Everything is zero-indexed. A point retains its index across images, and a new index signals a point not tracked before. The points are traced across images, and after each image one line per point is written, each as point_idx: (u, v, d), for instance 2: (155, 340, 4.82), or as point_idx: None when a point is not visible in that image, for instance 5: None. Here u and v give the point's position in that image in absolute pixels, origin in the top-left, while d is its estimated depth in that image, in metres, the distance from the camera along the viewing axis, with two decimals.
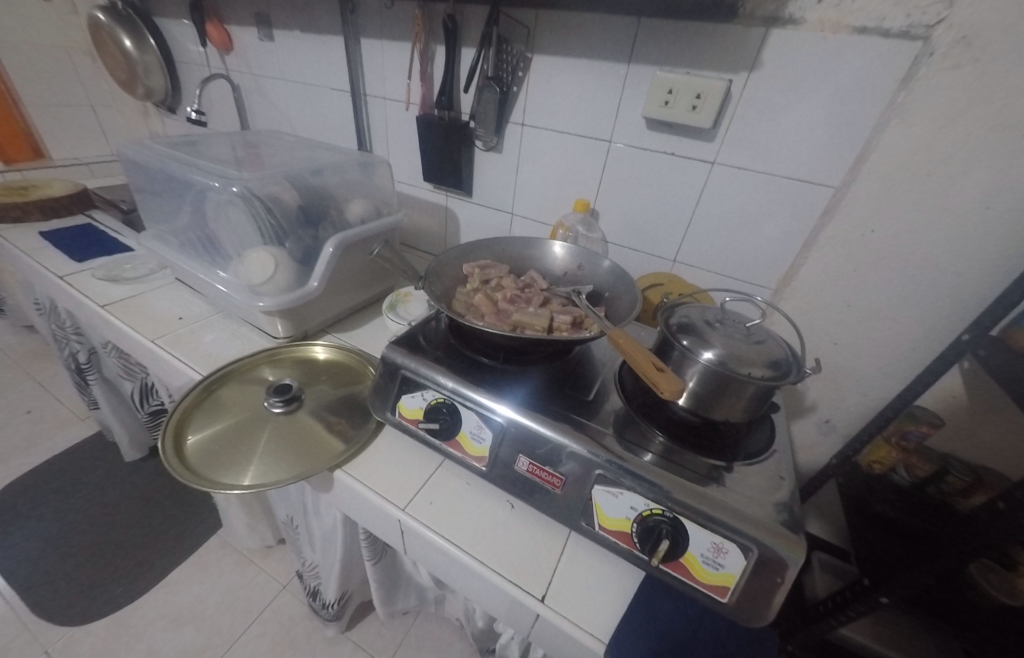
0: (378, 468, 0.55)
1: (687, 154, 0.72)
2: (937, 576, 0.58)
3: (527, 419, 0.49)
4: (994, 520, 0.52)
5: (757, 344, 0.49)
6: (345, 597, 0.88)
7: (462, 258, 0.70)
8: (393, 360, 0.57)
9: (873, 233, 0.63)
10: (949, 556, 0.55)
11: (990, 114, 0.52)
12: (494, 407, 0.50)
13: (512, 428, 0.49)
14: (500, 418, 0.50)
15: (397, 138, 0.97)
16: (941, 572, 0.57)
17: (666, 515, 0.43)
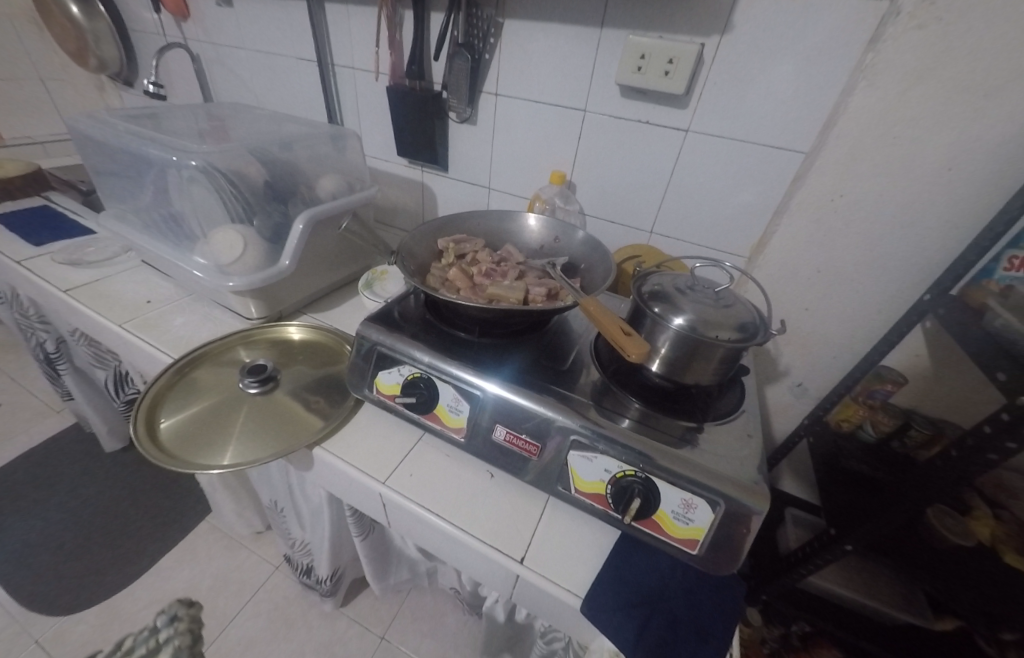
0: (358, 444, 0.55)
1: (661, 122, 0.71)
2: (897, 523, 0.62)
3: (503, 389, 0.50)
4: (947, 467, 0.54)
5: (725, 308, 0.50)
6: (337, 574, 0.89)
7: (437, 233, 0.69)
8: (369, 337, 0.56)
9: (842, 197, 0.64)
10: (906, 502, 0.59)
11: (952, 75, 0.53)
12: (471, 379, 0.51)
13: (489, 399, 0.50)
14: (476, 389, 0.50)
15: (369, 111, 0.93)
16: (900, 519, 0.61)
17: (639, 475, 0.44)
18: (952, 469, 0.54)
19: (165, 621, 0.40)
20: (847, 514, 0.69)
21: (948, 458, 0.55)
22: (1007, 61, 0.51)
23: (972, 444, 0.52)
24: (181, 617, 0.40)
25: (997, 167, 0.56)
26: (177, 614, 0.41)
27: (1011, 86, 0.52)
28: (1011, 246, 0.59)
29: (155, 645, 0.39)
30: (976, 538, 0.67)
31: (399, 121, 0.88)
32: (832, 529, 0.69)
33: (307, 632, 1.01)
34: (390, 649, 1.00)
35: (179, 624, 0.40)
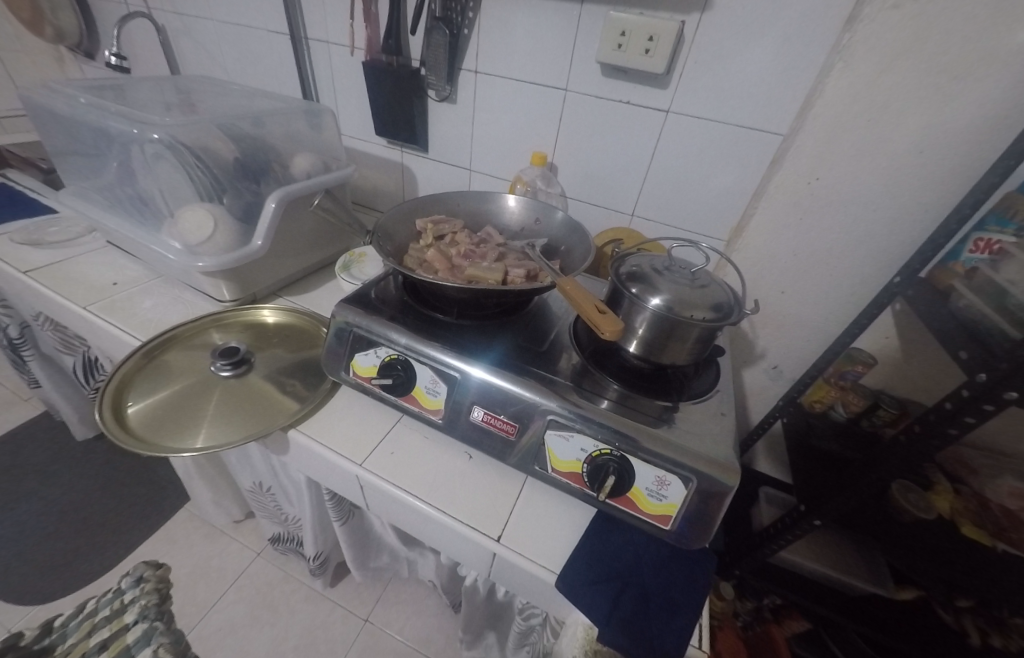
0: (335, 427, 0.54)
1: (643, 102, 0.71)
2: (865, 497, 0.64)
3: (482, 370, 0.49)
4: (912, 443, 0.56)
5: (702, 288, 0.50)
6: (322, 557, 0.89)
7: (415, 213, 0.67)
8: (345, 319, 0.55)
9: (818, 181, 0.65)
10: (870, 477, 0.62)
11: (923, 59, 0.54)
12: (449, 361, 0.50)
13: (467, 380, 0.50)
14: (455, 371, 0.50)
15: (345, 89, 0.90)
16: (867, 494, 0.63)
17: (614, 453, 0.45)
18: (914, 445, 0.56)
19: (131, 583, 0.45)
20: (817, 490, 0.72)
21: (911, 435, 0.57)
22: (977, 45, 0.52)
23: (934, 420, 0.54)
24: (147, 578, 0.46)
25: (964, 151, 0.58)
26: (142, 575, 0.46)
27: (979, 70, 0.53)
28: (979, 228, 0.60)
29: (122, 604, 0.44)
30: (936, 511, 0.70)
31: (377, 99, 0.85)
32: (802, 505, 0.72)
33: (290, 617, 1.01)
34: (374, 631, 1.01)
35: (145, 584, 0.45)
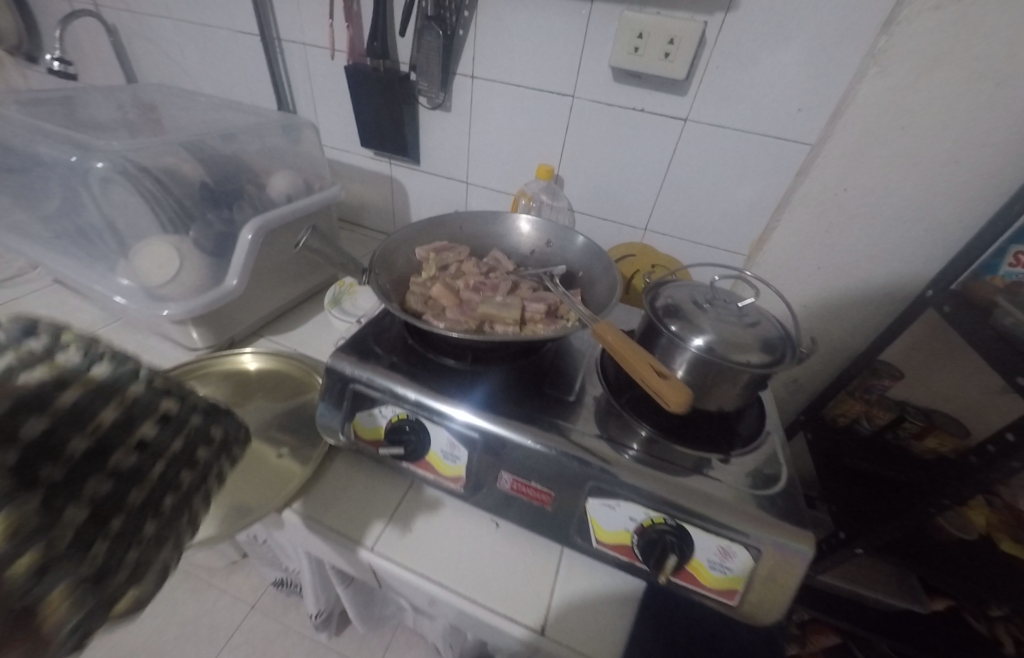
0: (340, 502, 0.48)
1: (659, 110, 0.65)
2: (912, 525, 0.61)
3: (491, 424, 0.44)
4: (970, 472, 0.53)
5: (751, 327, 0.45)
6: (326, 612, 0.82)
7: (415, 240, 0.60)
8: (342, 371, 0.48)
9: (845, 192, 0.61)
10: (917, 508, 0.58)
11: (966, 63, 0.49)
12: (452, 412, 0.44)
13: (453, 424, 0.44)
14: (458, 423, 0.44)
15: (324, 96, 0.81)
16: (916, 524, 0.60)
17: (670, 523, 0.39)
18: (970, 475, 0.53)
19: None
20: (857, 515, 0.68)
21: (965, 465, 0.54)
22: None
23: (993, 452, 0.51)
24: None
25: (1004, 158, 0.53)
26: None
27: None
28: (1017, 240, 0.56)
29: None
30: (975, 530, 0.68)
31: (361, 107, 0.76)
32: (842, 533, 0.68)
33: None
34: None
35: None
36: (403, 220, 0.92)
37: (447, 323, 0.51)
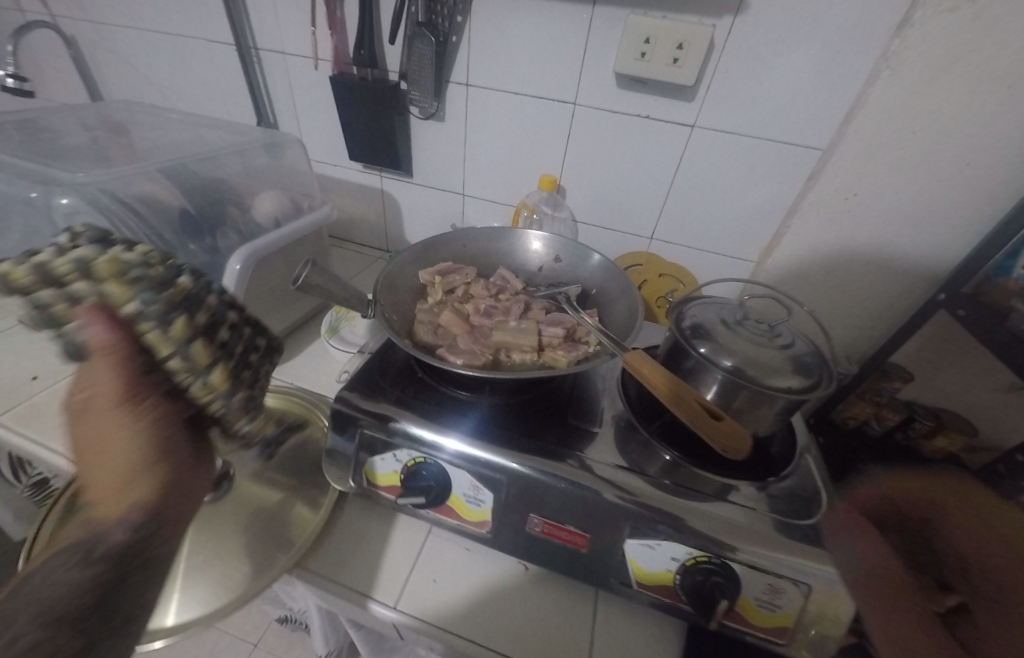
0: (356, 556, 0.45)
1: (665, 116, 0.62)
2: None
3: (480, 452, 0.42)
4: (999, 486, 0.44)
5: (785, 347, 0.43)
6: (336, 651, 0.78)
7: (417, 263, 0.57)
8: (349, 413, 0.45)
9: (855, 196, 0.60)
10: None
11: (981, 66, 0.48)
12: (440, 442, 0.42)
13: (442, 455, 0.42)
14: (448, 453, 0.42)
15: (307, 107, 0.77)
16: None
17: (714, 561, 0.37)
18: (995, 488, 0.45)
19: None
20: None
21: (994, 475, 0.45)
22: None
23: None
24: None
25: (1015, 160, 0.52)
26: None
27: None
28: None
29: None
30: None
31: (349, 119, 0.72)
32: None
33: None
34: None
35: None
36: (396, 234, 0.88)
37: (464, 358, 0.48)
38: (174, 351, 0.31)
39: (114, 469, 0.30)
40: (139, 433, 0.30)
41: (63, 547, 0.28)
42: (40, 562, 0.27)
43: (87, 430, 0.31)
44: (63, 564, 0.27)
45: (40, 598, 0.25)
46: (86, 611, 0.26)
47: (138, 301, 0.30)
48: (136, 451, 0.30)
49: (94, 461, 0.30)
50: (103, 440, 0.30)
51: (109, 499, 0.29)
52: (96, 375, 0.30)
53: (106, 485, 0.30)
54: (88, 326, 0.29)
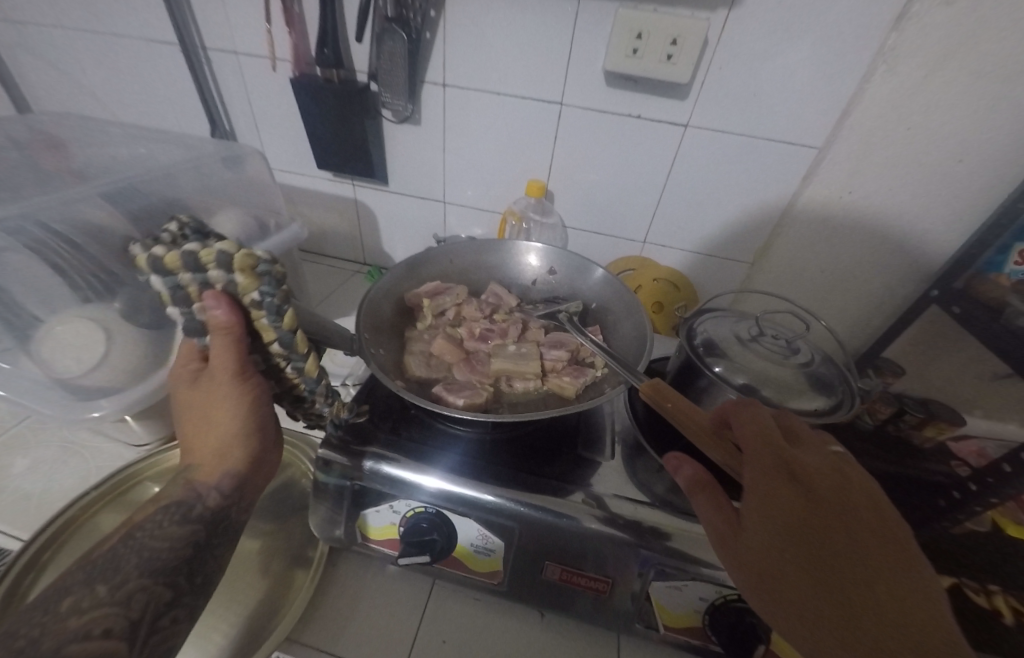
0: (353, 623, 0.40)
1: (656, 116, 0.59)
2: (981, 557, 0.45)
3: (463, 490, 0.38)
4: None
5: (802, 365, 0.41)
6: None
7: (400, 285, 0.54)
8: (335, 465, 0.40)
9: (850, 195, 0.58)
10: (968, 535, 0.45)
11: (979, 60, 0.47)
12: (420, 482, 0.39)
13: (422, 496, 0.39)
14: (428, 492, 0.39)
15: (268, 113, 0.70)
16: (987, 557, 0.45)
17: (744, 599, 0.35)
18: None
19: None
20: None
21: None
22: None
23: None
24: None
25: (1007, 156, 0.51)
26: None
27: None
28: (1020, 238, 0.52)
29: None
30: None
31: (315, 125, 0.66)
32: None
33: None
34: None
35: None
36: (374, 246, 0.82)
37: (464, 397, 0.45)
38: (278, 337, 0.36)
39: (220, 432, 0.37)
40: (242, 403, 0.37)
41: (168, 501, 0.34)
42: (154, 511, 0.34)
43: (197, 395, 0.38)
44: (165, 518, 0.33)
45: (148, 549, 0.31)
46: (178, 565, 0.31)
47: (258, 290, 0.34)
48: (240, 418, 0.37)
49: (204, 421, 0.37)
50: (211, 405, 0.37)
51: (212, 458, 0.36)
52: (213, 352, 0.36)
53: (213, 444, 0.37)
54: (217, 311, 0.34)
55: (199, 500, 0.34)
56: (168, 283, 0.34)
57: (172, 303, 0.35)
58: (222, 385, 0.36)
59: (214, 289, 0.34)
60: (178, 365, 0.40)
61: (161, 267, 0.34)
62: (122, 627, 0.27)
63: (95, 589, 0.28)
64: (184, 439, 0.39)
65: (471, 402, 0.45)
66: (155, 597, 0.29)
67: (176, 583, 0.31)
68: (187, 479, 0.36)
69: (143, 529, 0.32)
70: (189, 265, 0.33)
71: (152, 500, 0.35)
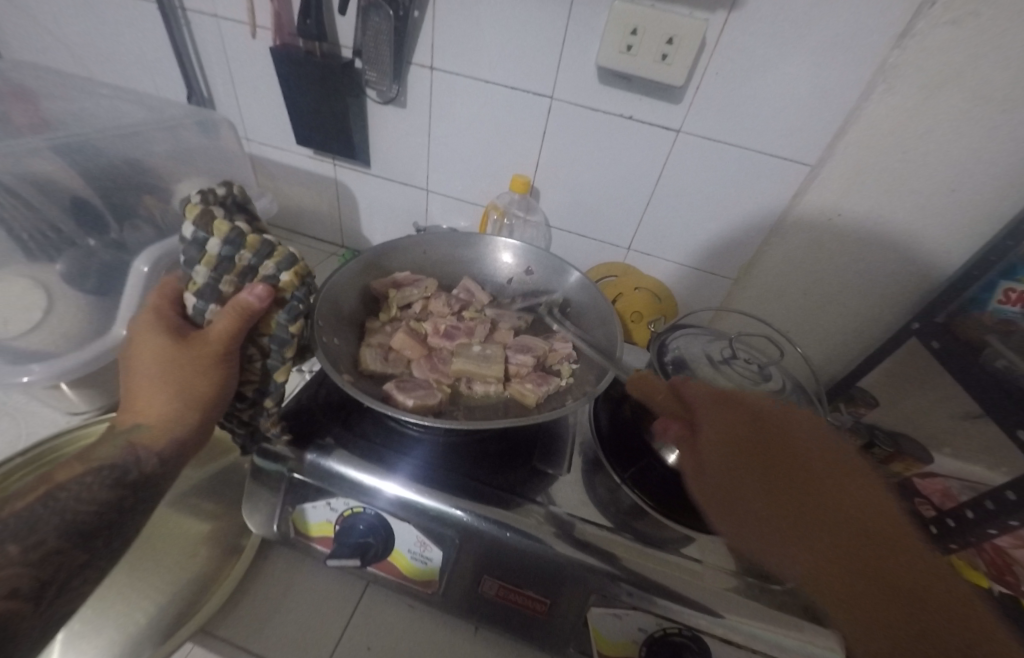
0: (276, 624, 0.38)
1: (648, 118, 0.57)
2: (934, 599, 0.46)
3: (424, 500, 0.36)
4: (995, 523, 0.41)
5: (771, 390, 0.39)
6: None
7: (366, 273, 0.53)
8: (281, 458, 0.38)
9: (839, 216, 0.56)
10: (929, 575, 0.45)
11: (978, 87, 0.45)
12: (376, 489, 0.36)
13: (378, 502, 0.36)
14: (386, 500, 0.36)
15: (248, 81, 0.67)
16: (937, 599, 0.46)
17: (684, 633, 0.33)
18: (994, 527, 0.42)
19: None
20: None
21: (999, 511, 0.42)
22: None
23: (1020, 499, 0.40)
24: None
25: (996, 192, 0.49)
26: None
27: None
28: (1006, 276, 0.51)
29: None
30: None
31: (295, 98, 0.63)
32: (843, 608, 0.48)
33: None
34: None
35: None
36: (353, 229, 0.80)
37: (415, 397, 0.42)
38: (274, 333, 0.35)
39: (179, 394, 0.33)
40: (216, 380, 0.34)
41: (102, 461, 0.31)
42: (82, 469, 0.31)
43: (163, 353, 0.33)
44: (94, 480, 0.30)
45: (67, 509, 0.29)
46: (97, 529, 0.29)
47: (293, 292, 0.35)
48: (208, 394, 0.34)
49: (160, 385, 0.33)
50: (175, 370, 0.33)
51: (164, 428, 0.33)
52: (218, 324, 0.33)
53: (166, 413, 0.33)
54: (250, 293, 0.33)
55: (138, 465, 0.32)
56: (225, 252, 0.33)
57: (207, 268, 0.33)
58: (203, 358, 0.33)
59: (258, 276, 0.35)
60: (148, 310, 0.36)
61: (232, 238, 0.33)
62: (26, 589, 0.25)
63: (4, 548, 0.26)
64: (131, 392, 0.34)
65: (425, 404, 0.43)
66: (67, 560, 0.28)
67: (90, 547, 0.29)
68: (130, 440, 0.32)
69: (66, 490, 0.29)
70: (262, 251, 0.35)
71: (79, 457, 0.32)
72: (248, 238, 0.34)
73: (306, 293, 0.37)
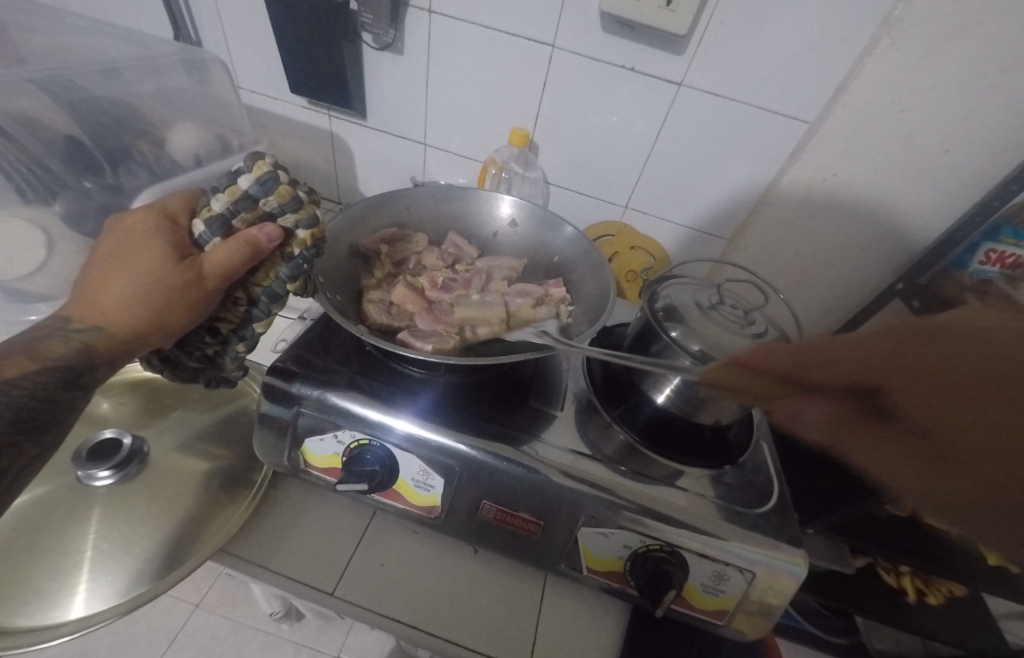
0: (291, 544, 0.41)
1: (649, 70, 0.57)
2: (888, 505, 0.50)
3: (431, 434, 0.38)
4: None
5: (755, 336, 0.41)
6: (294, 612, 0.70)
7: (358, 229, 0.53)
8: (292, 395, 0.40)
9: (834, 177, 0.56)
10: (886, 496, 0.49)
11: (978, 41, 0.44)
12: (387, 424, 0.38)
13: (389, 437, 0.38)
14: (397, 436, 0.38)
15: (238, 22, 0.64)
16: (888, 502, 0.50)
17: (665, 549, 0.36)
18: None
19: None
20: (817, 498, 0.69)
21: None
22: None
23: None
24: None
25: (991, 153, 0.49)
26: None
27: None
28: (989, 237, 0.51)
29: None
30: None
31: (287, 41, 0.61)
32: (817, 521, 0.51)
33: None
34: None
35: None
36: (350, 185, 0.79)
37: (432, 344, 0.45)
38: (271, 287, 0.35)
39: (137, 308, 0.32)
40: (191, 307, 0.33)
41: (54, 361, 0.30)
42: (33, 367, 0.29)
43: (141, 267, 0.33)
44: (49, 378, 0.30)
45: (20, 404, 0.28)
46: (33, 413, 0.29)
47: (300, 250, 0.35)
48: (176, 319, 0.33)
49: (130, 295, 0.32)
50: (152, 286, 0.32)
51: (126, 338, 0.32)
52: (217, 253, 0.32)
53: (129, 323, 0.32)
54: (261, 231, 0.33)
55: (92, 369, 0.32)
56: (255, 191, 0.33)
57: (230, 199, 0.34)
58: (188, 281, 0.32)
59: (275, 222, 0.34)
60: (132, 222, 0.35)
61: (266, 181, 0.33)
62: None
63: None
64: (90, 296, 0.33)
65: (440, 351, 0.45)
66: (18, 452, 0.28)
67: (37, 438, 0.29)
68: (84, 341, 0.31)
69: (21, 386, 0.28)
70: (290, 204, 0.34)
71: (24, 353, 0.30)
72: (281, 186, 0.34)
73: (315, 255, 0.37)
